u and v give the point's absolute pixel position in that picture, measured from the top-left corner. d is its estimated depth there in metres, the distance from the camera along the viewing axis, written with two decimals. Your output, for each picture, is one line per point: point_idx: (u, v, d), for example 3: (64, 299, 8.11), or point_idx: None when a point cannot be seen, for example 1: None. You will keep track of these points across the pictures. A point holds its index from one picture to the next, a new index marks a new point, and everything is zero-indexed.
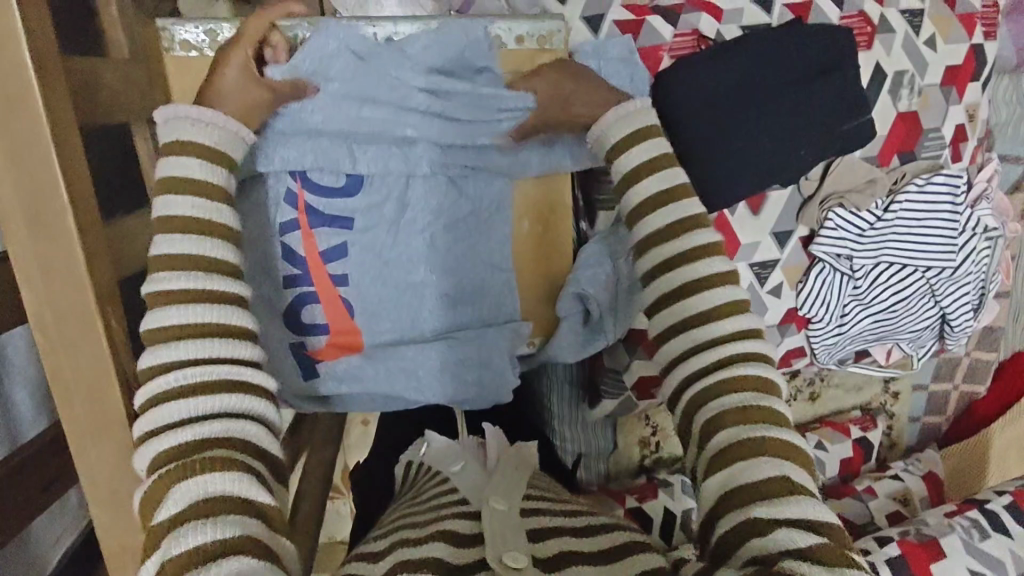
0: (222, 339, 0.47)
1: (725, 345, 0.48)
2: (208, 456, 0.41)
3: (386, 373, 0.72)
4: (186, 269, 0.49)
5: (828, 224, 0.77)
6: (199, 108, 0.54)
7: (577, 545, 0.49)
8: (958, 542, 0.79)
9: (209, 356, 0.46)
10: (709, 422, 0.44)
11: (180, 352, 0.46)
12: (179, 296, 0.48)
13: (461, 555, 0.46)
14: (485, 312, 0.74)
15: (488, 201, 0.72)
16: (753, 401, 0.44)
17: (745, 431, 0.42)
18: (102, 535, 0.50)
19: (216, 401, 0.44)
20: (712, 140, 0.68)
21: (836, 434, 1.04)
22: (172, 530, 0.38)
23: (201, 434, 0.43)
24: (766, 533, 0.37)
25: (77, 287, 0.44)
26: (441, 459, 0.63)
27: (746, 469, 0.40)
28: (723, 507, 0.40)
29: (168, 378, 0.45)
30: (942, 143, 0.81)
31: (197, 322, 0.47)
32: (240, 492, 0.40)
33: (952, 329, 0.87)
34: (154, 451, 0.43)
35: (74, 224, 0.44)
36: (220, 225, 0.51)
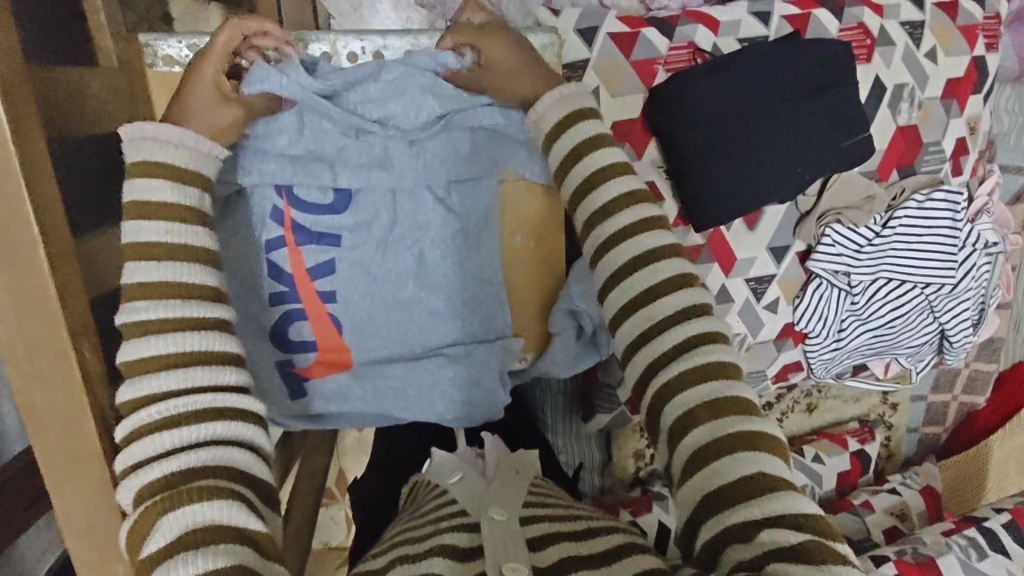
0: (201, 368, 0.45)
1: (690, 335, 0.45)
2: (198, 484, 0.39)
3: (375, 391, 0.71)
4: (165, 297, 0.47)
5: (825, 240, 0.76)
6: (154, 125, 0.52)
7: (578, 548, 0.47)
8: (955, 562, 0.78)
9: (190, 387, 0.44)
10: (679, 419, 0.41)
11: (162, 384, 0.44)
12: (154, 325, 0.46)
13: (462, 571, 0.44)
14: (477, 327, 0.72)
15: (479, 214, 0.70)
16: (721, 391, 0.41)
17: (723, 426, 0.39)
18: (80, 566, 0.49)
19: (204, 426, 0.43)
20: (705, 154, 0.68)
21: (834, 446, 1.03)
22: (160, 567, 0.36)
23: (190, 460, 0.41)
24: (751, 537, 0.35)
25: (48, 317, 0.43)
26: (437, 471, 0.61)
27: (722, 467, 0.38)
28: (704, 511, 0.38)
29: (159, 408, 0.43)
30: (942, 157, 0.80)
31: (175, 352, 0.45)
32: (229, 520, 0.37)
33: (952, 345, 0.85)
34: (138, 484, 0.41)
35: (46, 256, 0.42)
36: (193, 248, 0.50)
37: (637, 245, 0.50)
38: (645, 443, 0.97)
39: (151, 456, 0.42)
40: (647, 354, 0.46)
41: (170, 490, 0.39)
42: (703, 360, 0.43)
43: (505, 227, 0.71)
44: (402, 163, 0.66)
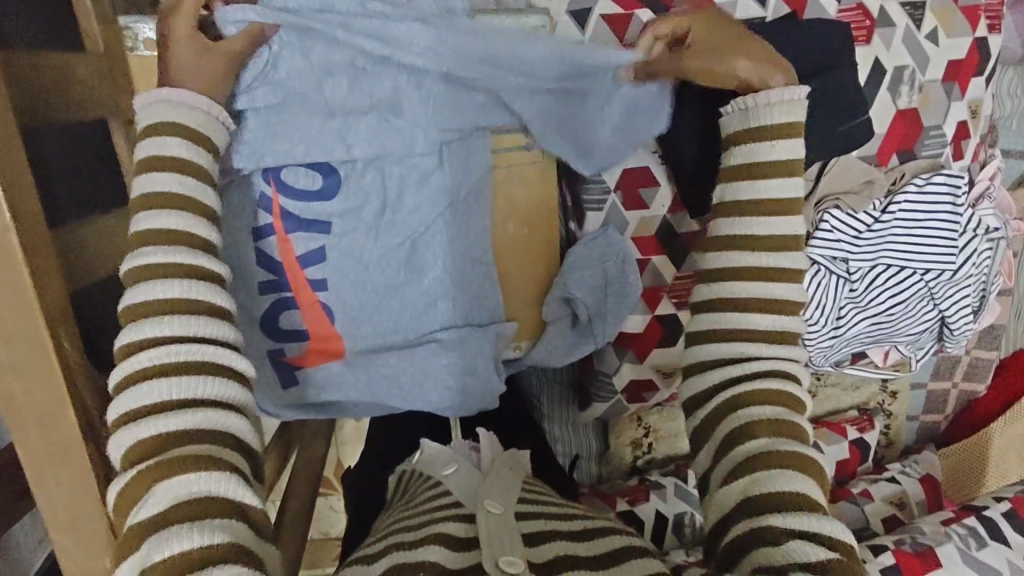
0: (192, 317, 0.43)
1: (736, 364, 0.48)
2: (189, 452, 0.38)
3: (366, 377, 0.70)
4: (169, 244, 0.45)
5: (823, 225, 0.74)
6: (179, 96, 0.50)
7: (578, 549, 0.46)
8: (955, 551, 0.77)
9: (193, 335, 0.43)
10: (739, 427, 0.44)
11: (155, 328, 0.42)
12: (159, 270, 0.44)
13: (458, 561, 0.44)
14: (468, 311, 0.70)
15: (467, 192, 0.67)
16: (785, 416, 0.44)
17: (776, 443, 0.42)
18: (63, 557, 0.49)
19: (199, 385, 0.41)
20: None
21: (833, 434, 1.03)
22: (153, 535, 0.35)
23: (181, 422, 0.40)
24: (777, 544, 0.37)
25: (23, 306, 0.42)
26: (431, 461, 0.60)
27: (769, 477, 0.40)
28: (741, 511, 0.40)
29: (142, 357, 0.41)
30: (943, 141, 0.78)
31: (179, 298, 0.43)
32: (225, 493, 0.38)
33: (952, 332, 0.84)
34: (131, 441, 0.39)
35: (19, 244, 0.41)
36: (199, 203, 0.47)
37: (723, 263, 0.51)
38: (642, 431, 0.95)
39: (140, 411, 0.40)
40: (702, 376, 0.49)
41: (160, 453, 0.38)
42: (769, 386, 0.46)
43: (498, 215, 0.71)
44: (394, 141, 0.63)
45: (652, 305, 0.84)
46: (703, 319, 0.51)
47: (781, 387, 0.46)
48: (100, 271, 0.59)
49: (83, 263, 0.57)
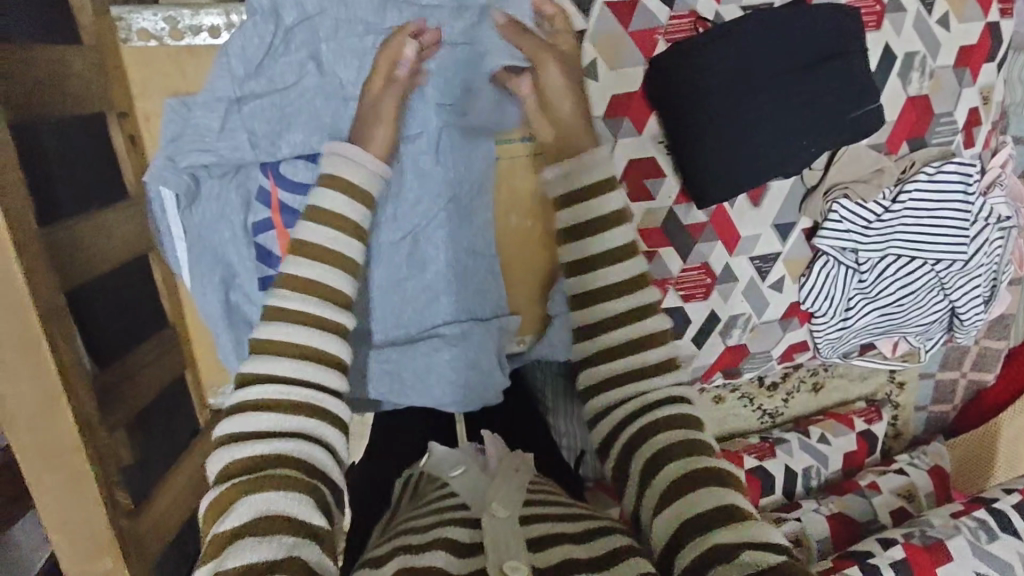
0: (294, 360, 0.45)
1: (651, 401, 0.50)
2: (276, 472, 0.41)
3: (372, 373, 0.69)
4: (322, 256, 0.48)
5: (833, 216, 0.72)
6: (356, 148, 0.53)
7: (580, 552, 0.45)
8: (965, 543, 0.76)
9: (306, 345, 0.46)
10: (657, 453, 0.47)
11: (258, 365, 0.45)
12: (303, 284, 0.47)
13: (465, 565, 0.43)
14: (471, 305, 0.70)
15: (469, 182, 0.67)
16: (692, 435, 0.47)
17: (693, 461, 0.45)
18: (63, 560, 0.48)
19: (291, 420, 0.43)
20: (700, 123, 0.65)
21: (840, 426, 1.02)
22: (231, 544, 0.37)
23: (260, 450, 0.42)
24: (728, 559, 0.39)
25: (17, 309, 0.41)
26: (437, 463, 0.59)
27: (699, 496, 0.43)
28: (682, 536, 0.42)
29: (254, 389, 0.44)
30: (955, 128, 0.76)
31: (305, 311, 0.47)
32: (298, 514, 0.39)
33: (962, 323, 0.82)
34: (228, 457, 0.42)
35: (11, 241, 0.40)
36: (339, 256, 0.49)
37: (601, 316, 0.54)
38: None
39: (236, 433, 0.43)
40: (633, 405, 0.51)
41: (252, 473, 0.41)
42: (674, 411, 0.49)
43: (500, 206, 0.69)
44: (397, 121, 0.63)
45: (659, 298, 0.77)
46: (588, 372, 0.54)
47: (681, 410, 0.49)
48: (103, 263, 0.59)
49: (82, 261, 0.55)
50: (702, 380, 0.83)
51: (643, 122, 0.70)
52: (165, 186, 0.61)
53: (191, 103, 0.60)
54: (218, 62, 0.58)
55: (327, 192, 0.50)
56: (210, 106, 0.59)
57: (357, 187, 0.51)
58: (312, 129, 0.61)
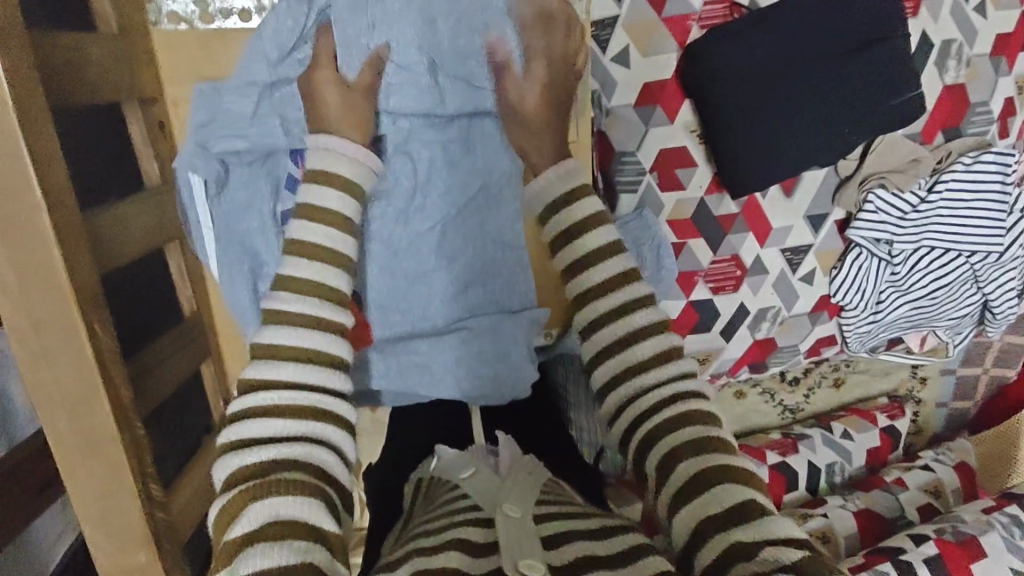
0: (296, 364, 0.43)
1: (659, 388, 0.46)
2: (279, 477, 0.38)
3: (402, 365, 0.66)
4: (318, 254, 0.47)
5: (867, 207, 0.71)
6: (348, 144, 0.52)
7: (600, 548, 0.42)
8: (998, 540, 0.75)
9: (302, 346, 0.44)
10: (668, 453, 0.43)
11: (261, 370, 0.43)
12: (305, 284, 0.46)
13: (479, 566, 0.41)
14: (499, 297, 0.69)
15: (499, 172, 0.65)
16: (704, 430, 0.43)
17: (708, 457, 0.41)
18: (96, 552, 0.47)
19: (297, 424, 0.41)
20: (736, 111, 0.64)
21: (863, 422, 1.01)
22: (239, 552, 0.34)
23: (265, 455, 0.40)
24: (756, 556, 0.36)
25: (56, 295, 0.39)
26: (447, 467, 0.55)
27: (718, 494, 0.39)
28: (703, 537, 0.38)
29: (254, 396, 0.42)
30: (990, 118, 0.74)
31: (312, 315, 0.45)
32: (306, 517, 0.37)
33: (994, 316, 0.81)
34: (234, 465, 0.40)
35: (50, 224, 0.38)
36: (338, 257, 0.48)
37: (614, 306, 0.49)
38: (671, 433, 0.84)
39: (239, 443, 0.41)
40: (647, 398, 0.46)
41: (258, 479, 0.38)
42: (680, 410, 0.44)
43: None
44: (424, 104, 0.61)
45: (687, 290, 0.76)
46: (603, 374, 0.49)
47: (698, 405, 0.45)
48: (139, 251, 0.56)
49: (122, 247, 0.53)
50: (730, 373, 0.82)
51: (675, 110, 0.69)
52: (195, 173, 0.60)
53: (222, 88, 0.58)
54: (251, 46, 0.57)
55: (314, 190, 0.49)
56: (242, 90, 0.58)
57: (354, 184, 0.51)
58: None
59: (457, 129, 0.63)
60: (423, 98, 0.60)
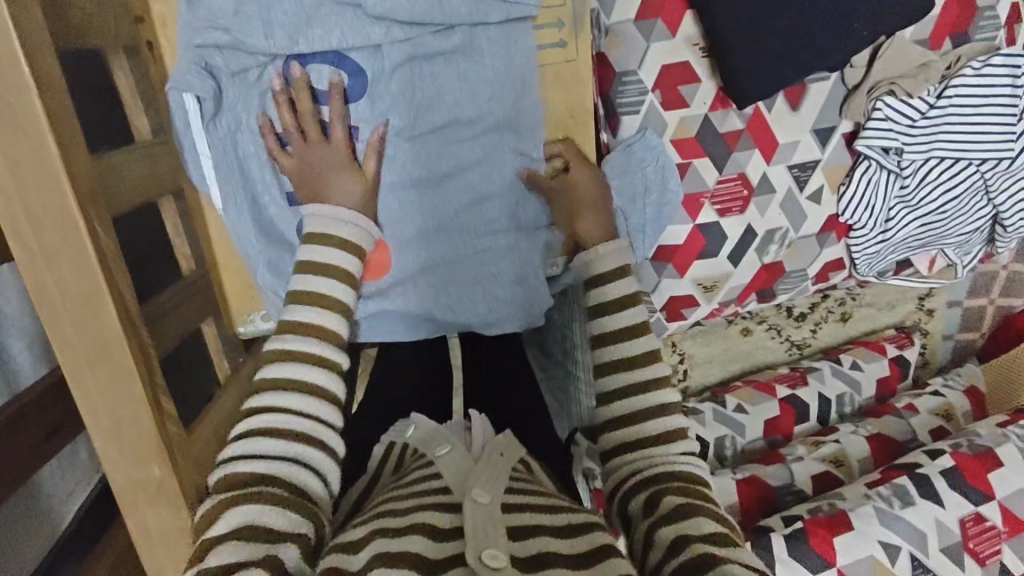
0: (302, 395, 0.50)
1: (657, 445, 0.55)
2: (261, 491, 0.44)
3: (420, 290, 0.68)
4: (314, 298, 0.53)
5: (876, 114, 0.70)
6: (344, 210, 0.57)
7: (560, 545, 0.44)
8: (1014, 451, 0.74)
9: (290, 380, 0.50)
10: (661, 490, 0.51)
11: (274, 400, 0.49)
12: (310, 296, 0.53)
13: (441, 548, 0.42)
14: (515, 214, 0.68)
15: (511, 78, 0.63)
16: (691, 484, 0.52)
17: (691, 500, 0.49)
18: (110, 471, 0.45)
19: (291, 449, 0.47)
20: (743, 14, 0.62)
21: (871, 353, 1.01)
22: (209, 550, 0.40)
23: (254, 468, 0.46)
24: (721, 564, 0.43)
25: (54, 186, 0.38)
26: (424, 439, 0.58)
27: (693, 524, 0.47)
28: (680, 544, 0.45)
29: (272, 397, 0.49)
30: (997, 24, 0.72)
31: (287, 351, 0.51)
32: (279, 527, 0.43)
33: (1004, 230, 0.80)
34: (221, 475, 0.46)
35: (42, 107, 0.37)
36: (331, 296, 0.54)
37: (625, 350, 0.60)
38: None
39: (249, 455, 0.47)
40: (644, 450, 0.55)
41: (237, 491, 0.44)
42: (678, 467, 0.53)
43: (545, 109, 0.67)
44: (433, 4, 0.59)
45: (694, 214, 0.75)
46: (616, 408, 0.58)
47: (689, 468, 0.54)
48: (145, 184, 0.55)
49: (126, 166, 0.52)
50: (738, 301, 0.82)
51: (677, 23, 0.68)
52: (189, 92, 0.58)
53: None
54: None
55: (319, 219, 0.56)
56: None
57: (330, 237, 0.55)
58: (339, 13, 0.58)
59: (462, 34, 0.61)
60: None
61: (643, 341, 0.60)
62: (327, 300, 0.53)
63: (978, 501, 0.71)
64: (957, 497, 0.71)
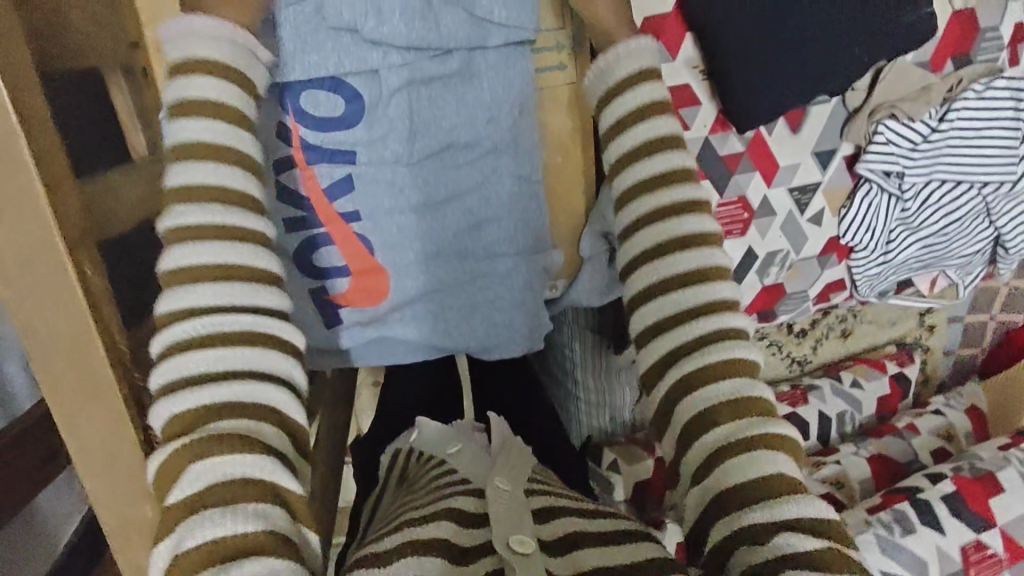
0: (215, 279, 0.42)
1: (697, 329, 0.46)
2: (226, 429, 0.38)
3: (419, 317, 0.67)
4: (205, 156, 0.44)
5: (878, 138, 0.69)
6: (214, 21, 0.46)
7: (588, 526, 0.43)
8: (1016, 475, 0.74)
9: (200, 261, 0.41)
10: (702, 412, 0.43)
11: (210, 325, 0.40)
12: (198, 150, 0.44)
13: (468, 537, 0.41)
14: (516, 240, 0.67)
15: (510, 104, 0.63)
16: (742, 391, 0.43)
17: (743, 428, 0.41)
18: (101, 508, 0.45)
19: (231, 358, 0.40)
20: (744, 40, 0.61)
21: (872, 371, 1.00)
22: (186, 520, 0.35)
23: (202, 400, 0.38)
24: (767, 541, 0.37)
25: (42, 227, 0.38)
26: (432, 440, 0.56)
27: (740, 468, 0.40)
28: (726, 503, 0.39)
29: (183, 293, 0.41)
30: (1000, 44, 0.71)
31: (200, 221, 0.42)
32: (264, 476, 0.37)
33: (1006, 252, 0.80)
34: (168, 414, 0.38)
35: (29, 153, 0.36)
36: (236, 195, 0.44)
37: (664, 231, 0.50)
38: None
39: (181, 381, 0.39)
40: (677, 340, 0.46)
41: (198, 431, 0.38)
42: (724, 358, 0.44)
43: (544, 134, 0.66)
44: (431, 30, 0.58)
45: None
46: (652, 299, 0.49)
47: (742, 354, 0.45)
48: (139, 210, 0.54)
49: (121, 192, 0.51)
50: None
51: (678, 45, 0.66)
52: None
53: None
54: None
55: (197, 42, 0.46)
56: None
57: (216, 66, 0.46)
58: (336, 39, 0.57)
59: (460, 58, 0.61)
60: (429, 24, 0.58)
61: (682, 223, 0.50)
62: (226, 151, 0.44)
63: (980, 528, 0.71)
64: (958, 524, 0.71)
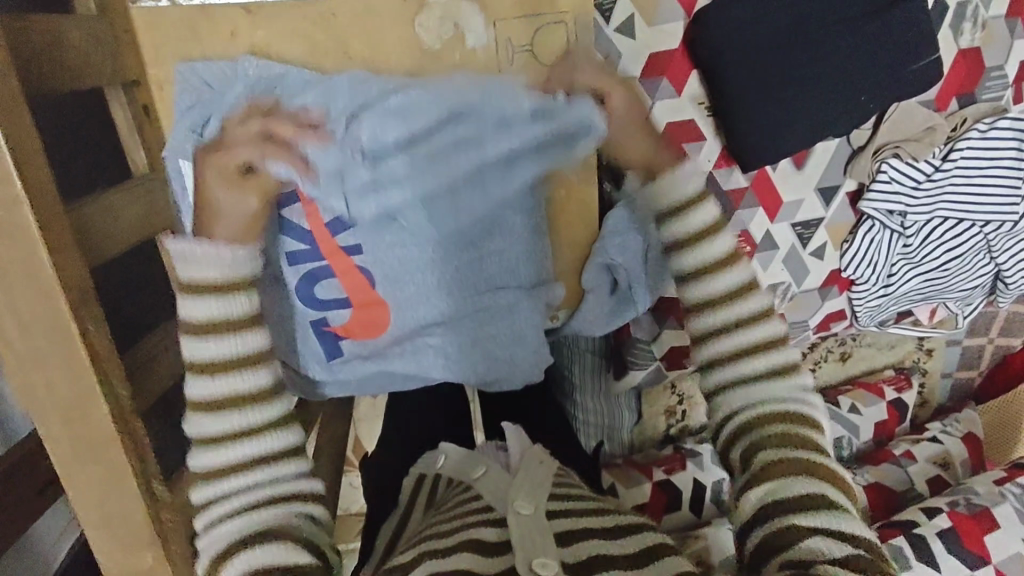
0: (233, 448, 0.47)
1: (749, 378, 0.50)
2: (261, 556, 0.43)
3: (419, 352, 0.67)
4: (221, 340, 0.47)
5: (881, 176, 0.70)
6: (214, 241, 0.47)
7: (612, 548, 0.43)
8: (1012, 512, 0.74)
9: (226, 440, 0.47)
10: (750, 443, 0.48)
11: (235, 498, 0.46)
12: (212, 329, 0.47)
13: (488, 565, 0.41)
14: (522, 273, 0.67)
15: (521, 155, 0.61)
16: (793, 427, 0.48)
17: (787, 452, 0.46)
18: (101, 556, 0.45)
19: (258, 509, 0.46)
20: (748, 84, 0.62)
21: (870, 396, 1.00)
22: None
23: (234, 536, 0.45)
24: (802, 541, 0.42)
25: (46, 290, 0.38)
26: (458, 467, 0.57)
27: (784, 485, 0.44)
28: (768, 512, 0.44)
29: (208, 461, 0.47)
30: (1005, 83, 0.72)
31: (227, 398, 0.47)
32: None
33: (1007, 286, 0.80)
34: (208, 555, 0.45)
35: (34, 220, 0.36)
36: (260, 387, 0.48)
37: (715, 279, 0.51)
38: (676, 399, 0.94)
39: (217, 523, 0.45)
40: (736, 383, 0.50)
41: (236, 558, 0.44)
42: (778, 406, 0.49)
43: None
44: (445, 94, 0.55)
45: None
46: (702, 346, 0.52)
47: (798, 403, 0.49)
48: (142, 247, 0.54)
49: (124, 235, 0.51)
50: None
51: (683, 82, 0.67)
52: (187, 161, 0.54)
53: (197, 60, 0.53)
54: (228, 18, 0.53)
55: (196, 261, 0.47)
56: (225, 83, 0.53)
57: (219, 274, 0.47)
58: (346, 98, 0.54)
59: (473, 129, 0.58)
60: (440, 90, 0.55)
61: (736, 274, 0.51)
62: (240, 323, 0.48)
63: (974, 565, 0.71)
64: (953, 560, 0.71)
